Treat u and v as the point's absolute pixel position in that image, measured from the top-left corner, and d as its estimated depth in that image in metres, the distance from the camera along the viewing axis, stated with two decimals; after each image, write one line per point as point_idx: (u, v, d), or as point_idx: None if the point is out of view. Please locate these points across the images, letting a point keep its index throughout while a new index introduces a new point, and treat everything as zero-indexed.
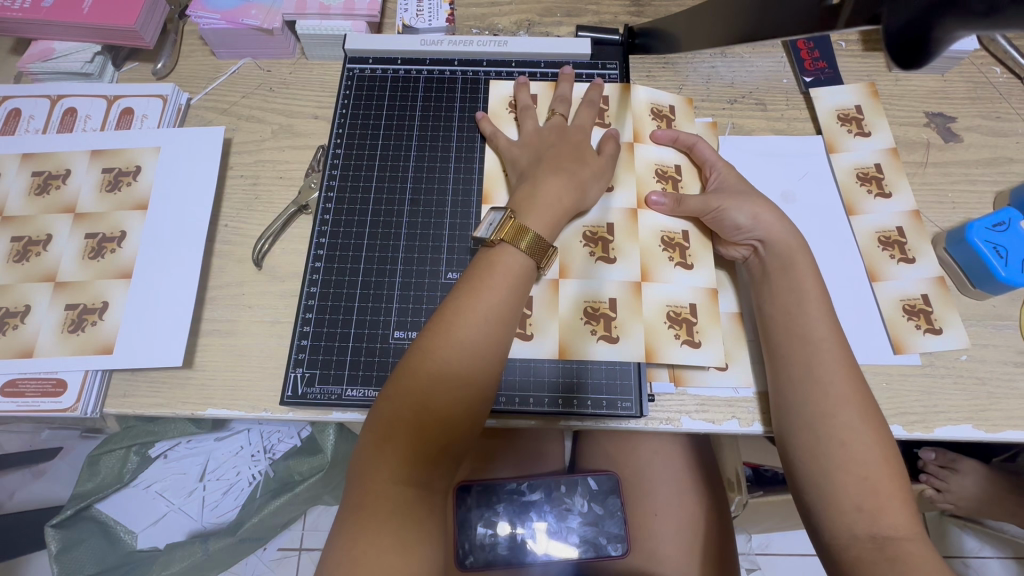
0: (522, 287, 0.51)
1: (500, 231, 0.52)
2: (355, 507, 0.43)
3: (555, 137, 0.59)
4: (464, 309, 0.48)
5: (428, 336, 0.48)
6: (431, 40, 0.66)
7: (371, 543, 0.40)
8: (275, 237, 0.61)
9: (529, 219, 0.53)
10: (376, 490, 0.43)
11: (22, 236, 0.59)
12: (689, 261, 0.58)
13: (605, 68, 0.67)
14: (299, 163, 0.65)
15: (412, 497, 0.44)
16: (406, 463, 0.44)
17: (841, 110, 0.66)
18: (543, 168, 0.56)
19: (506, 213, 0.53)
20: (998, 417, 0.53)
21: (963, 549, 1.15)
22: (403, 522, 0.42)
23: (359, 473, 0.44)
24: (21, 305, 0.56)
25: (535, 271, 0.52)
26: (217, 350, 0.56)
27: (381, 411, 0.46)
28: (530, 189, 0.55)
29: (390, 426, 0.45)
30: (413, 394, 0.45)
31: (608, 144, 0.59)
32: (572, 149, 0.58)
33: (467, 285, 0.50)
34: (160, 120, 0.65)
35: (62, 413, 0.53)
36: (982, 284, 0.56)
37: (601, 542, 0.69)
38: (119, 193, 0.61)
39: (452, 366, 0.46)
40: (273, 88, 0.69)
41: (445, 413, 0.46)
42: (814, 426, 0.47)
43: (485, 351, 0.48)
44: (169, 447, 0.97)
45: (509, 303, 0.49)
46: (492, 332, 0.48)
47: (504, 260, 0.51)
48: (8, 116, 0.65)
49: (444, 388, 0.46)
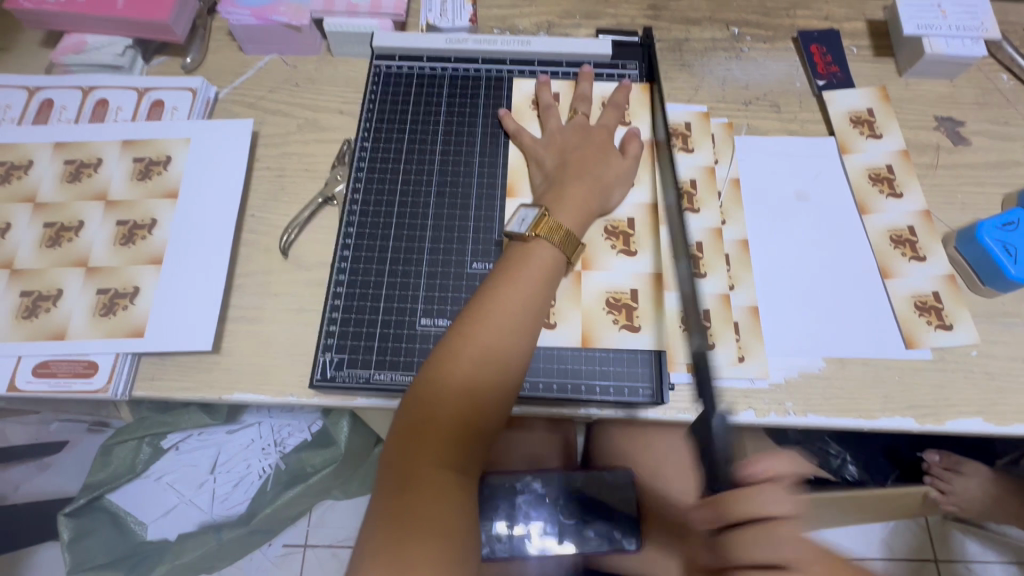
0: (554, 279, 0.53)
1: (534, 227, 0.53)
2: (399, 486, 0.44)
3: (579, 136, 0.61)
4: (501, 298, 0.50)
5: (466, 323, 0.49)
6: (457, 39, 0.68)
7: (415, 524, 0.42)
8: (302, 227, 0.62)
9: (559, 215, 0.55)
10: (418, 472, 0.44)
11: (54, 221, 0.60)
12: (703, 270, 0.59)
13: (624, 68, 0.69)
14: (324, 156, 0.67)
15: (453, 480, 0.45)
16: (447, 447, 0.45)
17: (853, 113, 0.68)
18: (570, 165, 0.58)
19: (540, 211, 0.54)
20: (1007, 410, 0.55)
21: (965, 553, 1.15)
22: (444, 504, 0.43)
23: (398, 455, 0.45)
24: (53, 289, 0.57)
25: (565, 264, 0.54)
26: (245, 335, 0.58)
27: (420, 394, 0.47)
28: (557, 189, 0.57)
29: (433, 410, 0.46)
30: (451, 380, 0.47)
31: (632, 144, 0.61)
32: (597, 149, 0.60)
33: (503, 275, 0.51)
34: (189, 112, 0.67)
35: (93, 394, 0.54)
36: (992, 281, 0.58)
37: (616, 535, 0.69)
38: (150, 181, 0.62)
39: (489, 352, 0.48)
40: (299, 83, 0.71)
41: (483, 398, 0.47)
42: None
43: (521, 340, 0.49)
44: (181, 439, 0.95)
45: (542, 295, 0.51)
46: (527, 321, 0.50)
47: (537, 252, 0.53)
48: (41, 106, 0.67)
49: (482, 374, 0.47)
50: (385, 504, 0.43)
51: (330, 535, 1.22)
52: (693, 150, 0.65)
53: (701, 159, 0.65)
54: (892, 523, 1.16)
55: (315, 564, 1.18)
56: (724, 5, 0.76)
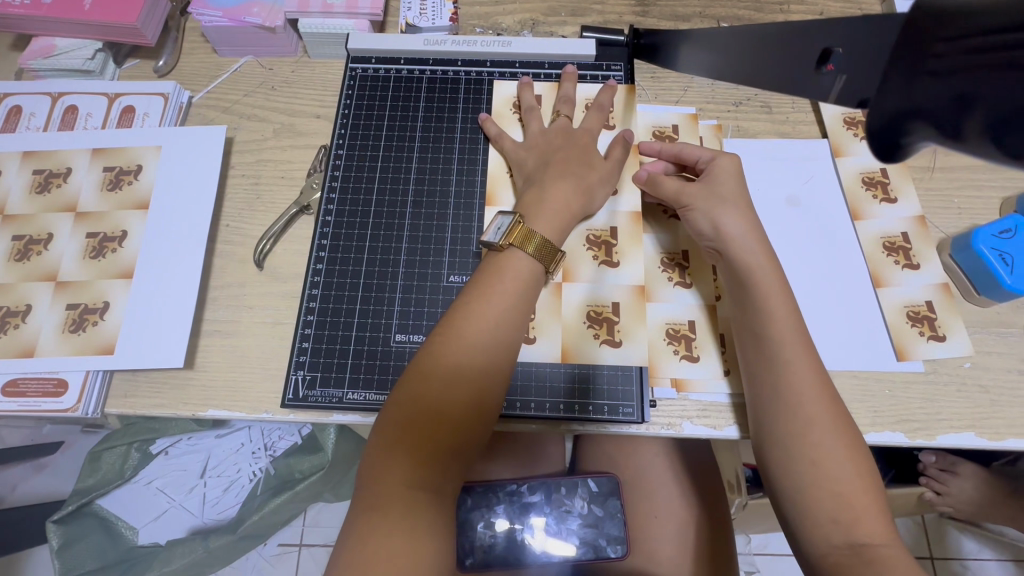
0: (530, 291, 0.51)
1: (509, 235, 0.52)
2: (365, 508, 0.42)
3: (562, 138, 0.59)
4: (474, 312, 0.48)
5: (438, 340, 0.48)
6: (435, 40, 0.66)
7: (379, 554, 0.39)
8: (277, 237, 0.61)
9: (540, 224, 0.53)
10: (384, 492, 0.42)
11: (22, 234, 0.59)
12: (688, 280, 0.58)
13: (610, 70, 0.66)
14: (300, 163, 0.65)
15: (421, 502, 0.43)
16: (418, 469, 0.44)
17: (848, 114, 0.66)
18: (550, 171, 0.56)
19: (514, 217, 0.53)
20: (1001, 424, 0.53)
21: (960, 551, 1.15)
22: (410, 530, 0.41)
23: (368, 479, 0.44)
24: (22, 305, 0.56)
25: (544, 275, 0.52)
26: (218, 351, 0.56)
27: (391, 415, 0.46)
28: (538, 193, 0.55)
29: (401, 429, 0.45)
30: (424, 400, 0.45)
31: (617, 149, 0.58)
32: (581, 151, 0.58)
33: (477, 288, 0.50)
34: (161, 118, 0.65)
35: (62, 413, 0.53)
36: (987, 291, 0.56)
37: (601, 543, 0.68)
38: (120, 192, 0.61)
39: (462, 368, 0.46)
40: (275, 86, 0.68)
41: (454, 416, 0.45)
42: (786, 442, 0.46)
43: (495, 357, 0.48)
44: (169, 443, 0.98)
45: (517, 310, 0.49)
46: (500, 336, 0.48)
47: (513, 264, 0.51)
48: (9, 113, 0.65)
49: (453, 392, 0.46)
50: (352, 534, 0.41)
51: (324, 535, 1.22)
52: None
53: None
54: None
55: (310, 564, 1.19)
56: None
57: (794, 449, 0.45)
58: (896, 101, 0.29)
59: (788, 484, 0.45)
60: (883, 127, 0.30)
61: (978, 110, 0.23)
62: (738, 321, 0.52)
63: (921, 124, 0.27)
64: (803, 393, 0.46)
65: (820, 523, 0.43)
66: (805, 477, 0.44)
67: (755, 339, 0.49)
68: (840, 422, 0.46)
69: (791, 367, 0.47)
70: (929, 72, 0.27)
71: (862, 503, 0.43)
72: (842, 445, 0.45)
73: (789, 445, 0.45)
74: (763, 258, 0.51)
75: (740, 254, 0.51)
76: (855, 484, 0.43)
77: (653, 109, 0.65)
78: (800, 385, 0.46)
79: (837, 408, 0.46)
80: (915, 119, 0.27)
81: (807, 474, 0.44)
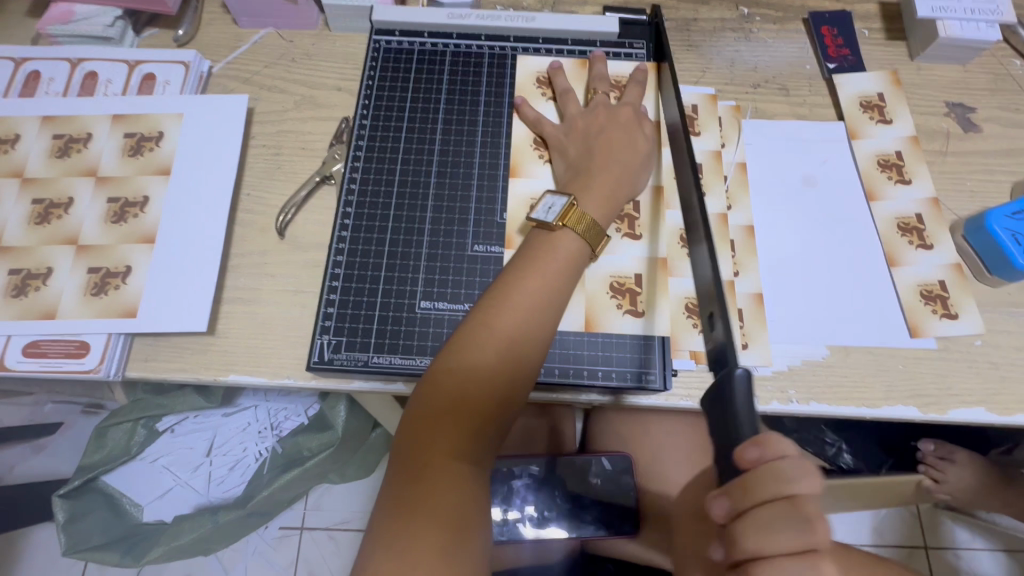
0: (576, 273, 0.51)
1: (563, 217, 0.52)
2: (412, 479, 0.42)
3: (603, 118, 0.59)
4: (527, 292, 0.48)
5: (490, 315, 0.48)
6: (459, 14, 0.66)
7: (424, 522, 0.40)
8: (299, 206, 0.61)
9: (589, 206, 0.54)
10: (432, 464, 0.43)
11: (43, 198, 0.58)
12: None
13: (632, 47, 0.67)
14: (322, 134, 0.65)
15: (467, 475, 0.44)
16: (462, 439, 0.44)
17: (863, 97, 0.67)
18: (596, 158, 0.56)
19: (568, 200, 0.53)
20: (1010, 400, 0.55)
21: (953, 540, 1.17)
22: (454, 500, 0.42)
23: (411, 447, 0.44)
24: (43, 267, 0.56)
25: (589, 256, 0.53)
26: (240, 316, 0.56)
27: (436, 382, 0.46)
28: (585, 180, 0.55)
29: (453, 402, 0.45)
30: (472, 370, 0.46)
31: (648, 126, 0.59)
32: (622, 133, 0.58)
33: (529, 267, 0.50)
34: (182, 86, 0.65)
35: (85, 375, 0.53)
36: (999, 271, 0.57)
37: (614, 521, 0.69)
38: (142, 158, 0.60)
39: (514, 347, 0.47)
40: (296, 58, 0.68)
41: (503, 393, 0.46)
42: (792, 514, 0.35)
43: (539, 333, 0.48)
44: (175, 422, 0.95)
45: (562, 289, 0.50)
46: (545, 313, 0.49)
47: (563, 243, 0.51)
48: (28, 78, 0.65)
49: (503, 369, 0.46)
50: (395, 499, 0.42)
51: (327, 518, 1.22)
52: (699, 134, 0.64)
53: (708, 142, 0.64)
54: (884, 511, 1.18)
55: (312, 547, 1.19)
56: None
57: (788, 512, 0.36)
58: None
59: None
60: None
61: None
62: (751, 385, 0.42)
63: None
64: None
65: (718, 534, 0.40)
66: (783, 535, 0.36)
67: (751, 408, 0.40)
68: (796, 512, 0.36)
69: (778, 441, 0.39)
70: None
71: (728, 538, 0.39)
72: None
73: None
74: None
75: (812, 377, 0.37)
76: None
77: None
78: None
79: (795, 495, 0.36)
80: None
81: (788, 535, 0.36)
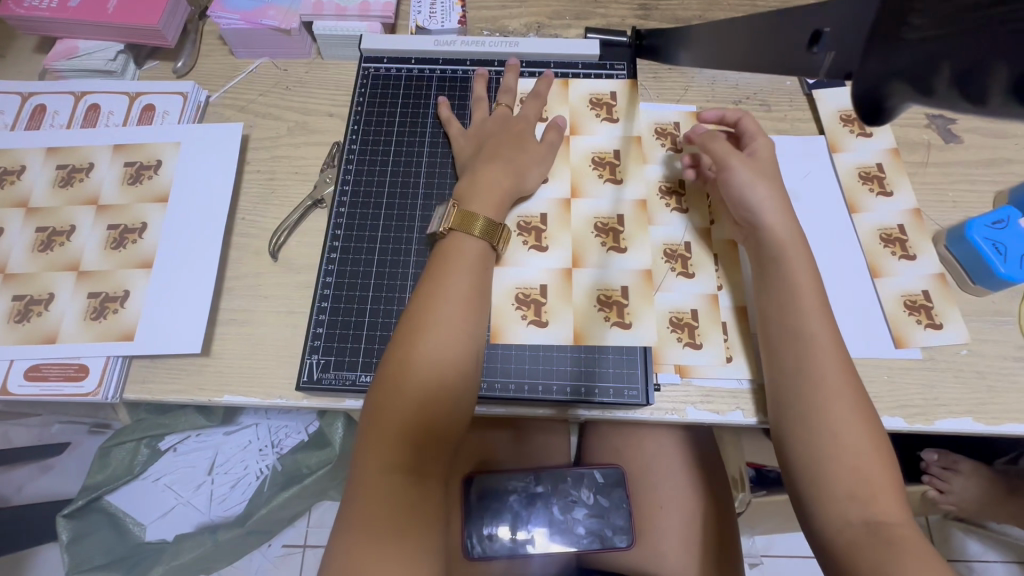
0: (480, 270, 0.52)
1: (448, 220, 0.54)
2: (358, 498, 0.44)
3: (497, 125, 0.61)
4: (438, 301, 0.50)
5: (409, 329, 0.49)
6: (445, 41, 0.68)
7: (369, 534, 0.42)
8: (291, 230, 0.63)
9: (473, 205, 0.55)
10: (372, 480, 0.44)
11: (46, 226, 0.61)
12: (691, 270, 0.59)
13: (612, 69, 0.69)
14: (314, 159, 0.67)
15: (408, 483, 0.44)
16: (399, 451, 0.45)
17: (843, 111, 0.68)
18: (482, 158, 0.58)
19: (450, 204, 0.55)
20: (998, 409, 0.55)
21: (965, 553, 1.15)
22: (399, 506, 0.43)
23: (354, 467, 0.45)
24: (45, 293, 0.58)
25: (493, 251, 0.54)
26: (233, 337, 0.58)
27: (371, 405, 0.47)
28: (470, 179, 0.57)
29: (386, 417, 0.46)
30: (396, 387, 0.46)
31: (551, 134, 0.61)
32: (514, 137, 0.60)
33: (435, 275, 0.51)
34: (180, 117, 0.67)
35: (84, 397, 0.54)
36: (982, 280, 0.58)
37: (607, 534, 0.70)
38: (141, 186, 0.63)
39: (438, 355, 0.48)
40: (289, 86, 0.71)
41: (438, 397, 0.47)
42: (828, 457, 0.46)
43: (462, 337, 0.49)
44: (178, 440, 0.97)
45: (474, 291, 0.51)
46: (465, 317, 0.50)
47: (465, 246, 0.53)
48: (34, 112, 0.67)
49: (430, 375, 0.47)
50: (349, 515, 0.43)
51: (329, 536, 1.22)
52: (682, 149, 0.65)
53: (691, 156, 0.65)
54: None
55: (315, 566, 1.19)
56: (715, 3, 0.75)
57: (821, 427, 0.47)
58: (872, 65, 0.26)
59: (805, 452, 0.47)
60: (860, 90, 0.28)
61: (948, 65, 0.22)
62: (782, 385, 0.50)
63: (897, 85, 0.25)
64: (826, 366, 0.48)
65: (843, 501, 0.45)
66: (824, 452, 0.46)
67: (816, 406, 0.47)
68: (865, 412, 0.47)
69: (837, 432, 0.46)
70: (902, 36, 0.24)
71: (877, 473, 0.45)
72: (859, 418, 0.47)
73: (826, 457, 0.46)
74: (794, 235, 0.53)
75: (842, 444, 0.46)
76: (883, 484, 0.45)
77: (656, 107, 0.67)
78: (819, 366, 0.48)
79: (871, 423, 0.47)
80: (897, 80, 0.25)
81: (828, 456, 0.46)
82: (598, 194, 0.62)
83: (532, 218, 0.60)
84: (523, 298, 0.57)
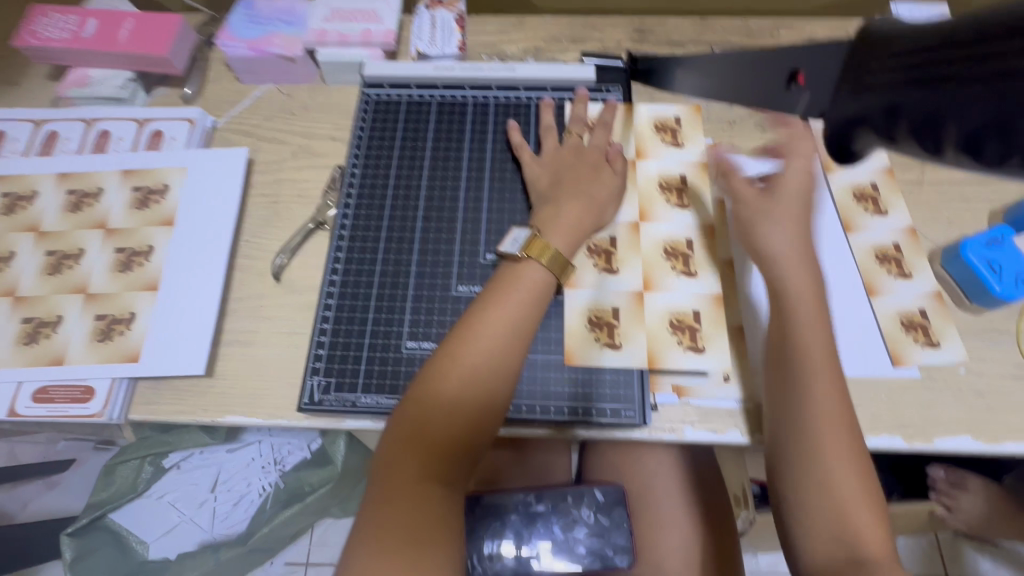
0: (543, 301, 0.53)
1: (528, 247, 0.54)
2: (379, 501, 0.43)
3: (573, 156, 0.62)
4: (489, 319, 0.50)
5: (453, 344, 0.49)
6: (444, 67, 0.70)
7: (398, 532, 0.41)
8: (294, 251, 0.64)
9: (553, 238, 0.55)
10: (402, 485, 0.43)
11: (56, 250, 0.62)
12: (692, 270, 0.59)
13: (608, 92, 0.70)
14: (317, 181, 0.68)
15: (436, 493, 0.44)
16: (436, 461, 0.45)
17: (856, 187, 0.66)
18: (564, 190, 0.59)
19: (532, 231, 0.55)
20: (998, 429, 0.54)
21: (978, 571, 1.11)
22: (428, 515, 0.43)
23: (380, 472, 0.45)
24: (54, 315, 0.59)
25: (556, 285, 0.54)
26: (236, 358, 0.59)
27: (406, 411, 0.47)
28: (554, 209, 0.57)
29: (420, 426, 0.46)
30: (437, 397, 0.46)
31: (619, 161, 0.62)
32: (591, 169, 0.61)
33: (492, 296, 0.52)
34: (187, 141, 0.69)
35: (89, 419, 0.55)
36: (978, 298, 0.58)
37: (608, 553, 0.68)
38: (148, 210, 0.64)
39: (481, 373, 0.48)
40: (293, 111, 0.73)
41: (475, 416, 0.47)
42: (815, 477, 0.47)
43: (511, 360, 0.49)
44: (182, 457, 0.94)
45: (531, 318, 0.51)
46: (517, 340, 0.50)
47: (528, 274, 0.53)
48: (46, 138, 0.70)
49: (469, 394, 0.47)
50: (370, 519, 0.42)
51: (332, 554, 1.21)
52: (681, 145, 0.66)
53: (691, 154, 0.66)
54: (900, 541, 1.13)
55: None
56: (708, 27, 0.77)
57: (814, 449, 0.47)
58: (844, 108, 0.27)
59: (796, 476, 0.48)
60: (833, 130, 0.29)
61: (905, 118, 0.23)
62: (774, 407, 0.51)
63: (863, 131, 0.26)
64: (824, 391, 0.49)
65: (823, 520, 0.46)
66: (817, 472, 0.47)
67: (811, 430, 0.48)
68: (853, 421, 0.48)
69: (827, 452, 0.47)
70: (868, 87, 0.25)
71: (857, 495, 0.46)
72: (851, 441, 0.48)
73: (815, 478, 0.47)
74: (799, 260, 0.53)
75: (832, 467, 0.47)
76: (860, 505, 0.46)
77: (654, 106, 0.69)
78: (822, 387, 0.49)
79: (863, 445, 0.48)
80: (863, 127, 0.26)
81: (818, 477, 0.47)
82: (666, 220, 0.62)
83: (602, 240, 0.60)
84: (595, 320, 0.57)
